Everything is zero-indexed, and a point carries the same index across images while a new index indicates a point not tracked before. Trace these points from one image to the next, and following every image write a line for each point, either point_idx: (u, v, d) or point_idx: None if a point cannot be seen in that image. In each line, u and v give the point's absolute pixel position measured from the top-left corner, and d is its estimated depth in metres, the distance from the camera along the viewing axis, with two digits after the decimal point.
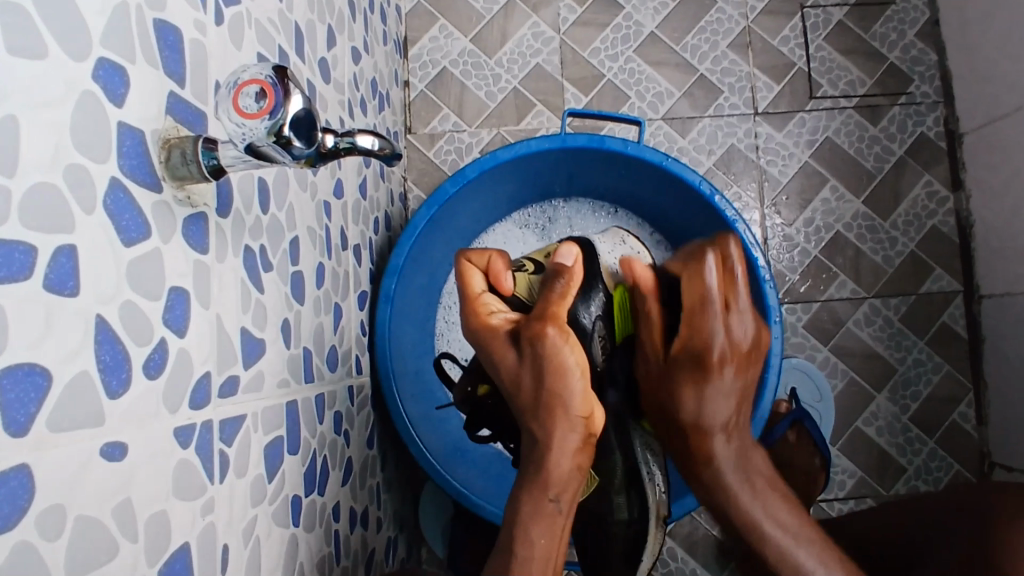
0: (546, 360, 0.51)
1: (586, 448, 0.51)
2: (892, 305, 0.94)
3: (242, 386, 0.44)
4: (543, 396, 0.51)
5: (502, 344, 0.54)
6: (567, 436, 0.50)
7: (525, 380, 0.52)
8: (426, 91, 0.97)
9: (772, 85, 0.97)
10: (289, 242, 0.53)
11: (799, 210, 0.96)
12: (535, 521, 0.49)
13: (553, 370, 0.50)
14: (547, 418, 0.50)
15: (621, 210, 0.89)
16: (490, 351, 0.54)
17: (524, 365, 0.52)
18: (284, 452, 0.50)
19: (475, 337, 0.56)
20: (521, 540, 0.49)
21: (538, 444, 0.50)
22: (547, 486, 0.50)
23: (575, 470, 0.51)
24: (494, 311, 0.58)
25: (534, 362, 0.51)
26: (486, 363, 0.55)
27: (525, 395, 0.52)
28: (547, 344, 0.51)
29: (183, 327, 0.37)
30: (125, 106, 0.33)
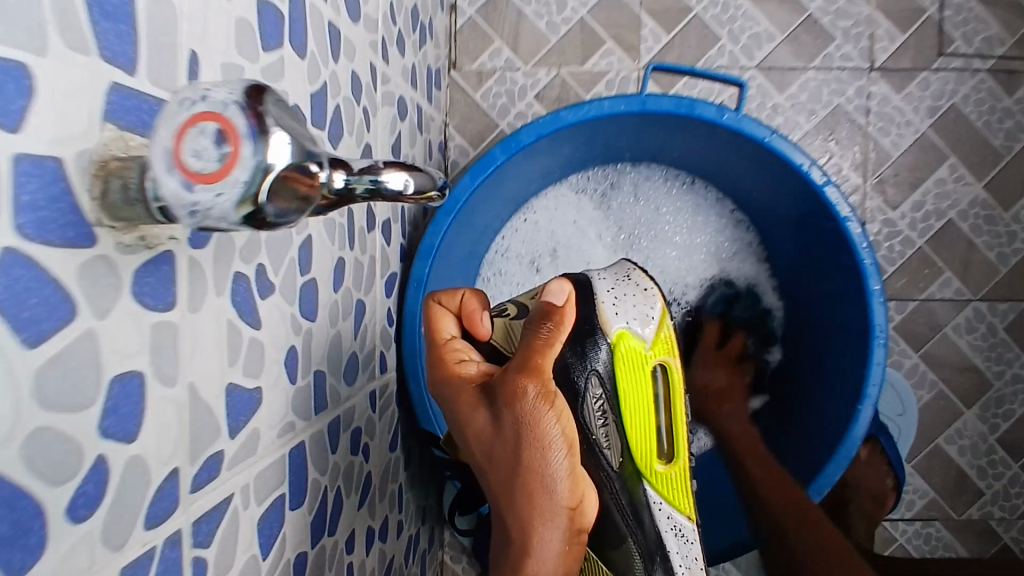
0: (524, 432, 0.37)
1: (573, 546, 0.38)
2: (999, 311, 0.81)
3: (227, 460, 0.34)
4: (517, 477, 0.37)
5: (467, 399, 0.39)
6: (549, 534, 0.37)
7: (497, 454, 0.38)
8: (476, 17, 0.81)
9: (895, 34, 0.79)
10: (299, 247, 0.42)
11: (908, 191, 0.80)
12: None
13: (533, 444, 0.37)
14: (517, 509, 0.37)
15: (698, 181, 0.75)
16: (456, 405, 0.39)
17: (496, 432, 0.37)
18: (286, 511, 0.41)
19: (436, 389, 0.41)
20: None
21: (510, 542, 0.37)
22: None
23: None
24: (465, 358, 0.42)
25: (510, 433, 0.37)
26: (450, 421, 0.41)
27: (496, 472, 0.38)
28: (524, 410, 0.36)
29: (134, 429, 0.27)
30: (26, 129, 0.21)
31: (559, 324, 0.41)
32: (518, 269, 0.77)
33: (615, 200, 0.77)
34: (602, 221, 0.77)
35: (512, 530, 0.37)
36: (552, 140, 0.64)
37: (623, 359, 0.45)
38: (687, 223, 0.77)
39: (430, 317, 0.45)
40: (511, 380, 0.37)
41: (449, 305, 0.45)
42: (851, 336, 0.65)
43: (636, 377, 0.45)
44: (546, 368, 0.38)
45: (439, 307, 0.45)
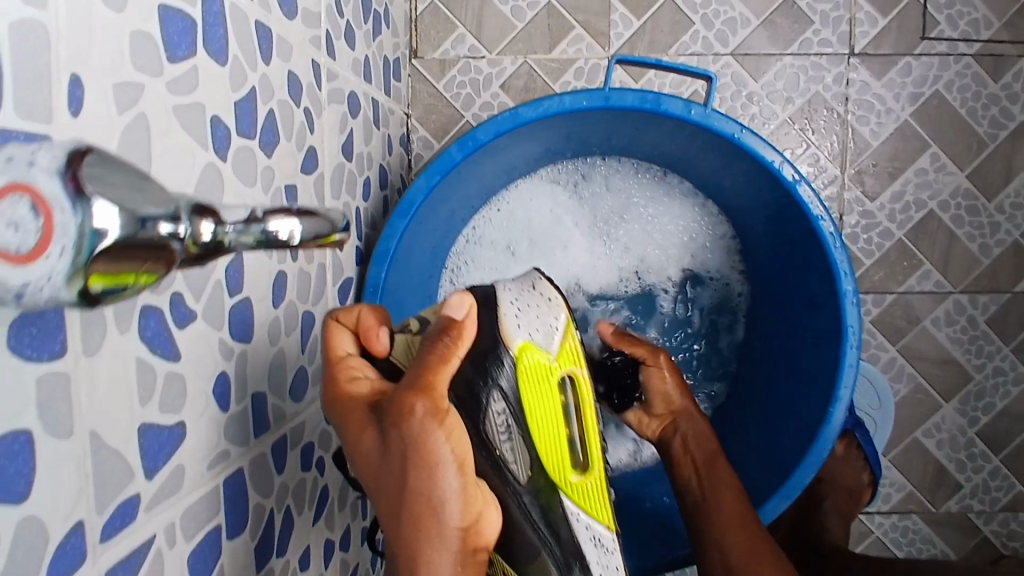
0: (411, 454, 0.32)
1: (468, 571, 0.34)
2: (980, 303, 0.79)
3: (146, 503, 0.32)
4: (403, 502, 0.32)
5: (356, 420, 0.34)
6: (441, 562, 0.33)
7: (384, 477, 0.33)
8: (438, 2, 0.78)
9: (876, 18, 0.76)
10: (227, 267, 0.39)
11: (887, 181, 0.78)
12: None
13: (419, 466, 0.32)
14: (405, 536, 0.32)
15: (670, 174, 0.73)
16: (346, 426, 0.35)
17: (383, 455, 0.33)
18: (223, 543, 0.39)
19: (326, 406, 0.36)
20: None
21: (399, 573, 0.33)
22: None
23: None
24: (357, 374, 0.37)
25: (396, 455, 0.32)
26: (343, 443, 0.36)
27: (384, 495, 0.33)
28: (409, 431, 0.32)
29: (24, 489, 0.25)
30: None
31: (460, 336, 0.35)
32: (483, 262, 0.73)
33: (585, 192, 0.74)
34: (572, 213, 0.75)
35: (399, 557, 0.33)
36: (513, 137, 0.61)
37: (529, 371, 0.40)
38: (661, 218, 0.75)
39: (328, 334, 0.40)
40: (398, 398, 0.32)
41: (347, 321, 0.40)
42: (822, 337, 0.63)
43: (542, 389, 0.41)
44: (440, 381, 0.33)
45: (334, 322, 0.40)
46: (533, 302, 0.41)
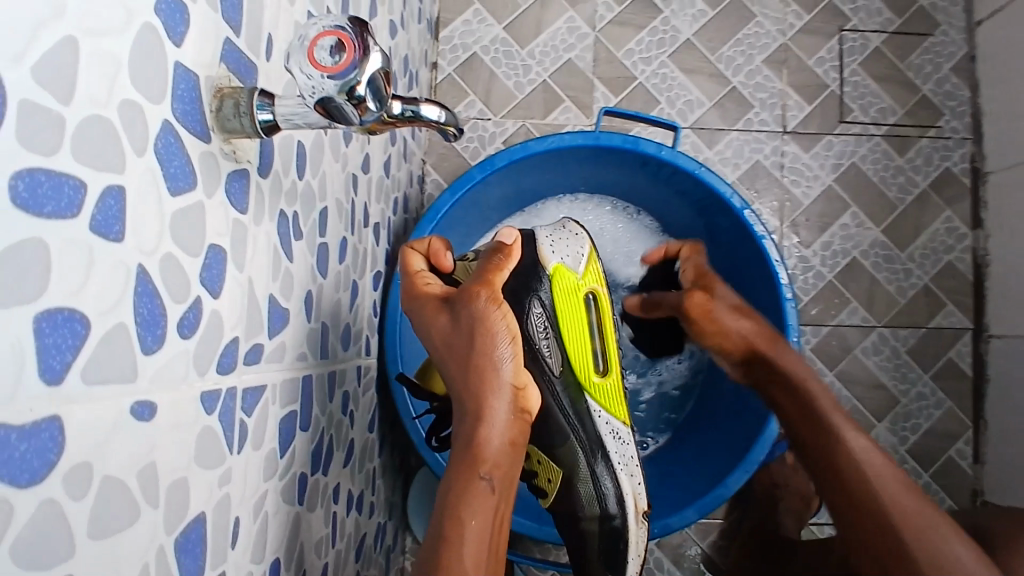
0: (478, 326, 0.51)
1: (516, 422, 0.52)
2: (900, 336, 0.94)
3: (265, 355, 0.42)
4: (472, 361, 0.51)
5: (433, 309, 0.54)
6: (498, 408, 0.51)
7: (456, 347, 0.52)
8: (454, 75, 0.95)
9: (803, 105, 0.96)
10: (319, 211, 0.51)
11: (818, 233, 0.95)
12: (465, 496, 0.49)
13: (484, 336, 0.51)
14: (473, 384, 0.51)
15: (644, 215, 0.88)
16: (424, 315, 0.54)
17: (455, 330, 0.52)
18: (296, 429, 0.48)
19: (410, 306, 0.56)
20: (453, 517, 0.48)
21: (467, 416, 0.51)
22: (477, 463, 0.49)
23: (506, 446, 0.51)
24: (432, 283, 0.57)
25: (466, 327, 0.51)
26: (420, 330, 0.55)
27: (454, 360, 0.52)
28: (478, 309, 0.51)
29: (218, 288, 0.35)
30: (182, 46, 0.31)
31: (506, 256, 0.57)
32: None
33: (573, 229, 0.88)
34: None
35: (469, 403, 0.51)
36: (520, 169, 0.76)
37: (562, 291, 0.65)
38: (634, 251, 0.88)
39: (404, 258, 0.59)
40: (468, 293, 0.52)
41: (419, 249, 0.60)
42: None
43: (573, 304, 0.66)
44: (493, 284, 0.54)
45: (412, 250, 0.60)
46: (565, 240, 0.67)
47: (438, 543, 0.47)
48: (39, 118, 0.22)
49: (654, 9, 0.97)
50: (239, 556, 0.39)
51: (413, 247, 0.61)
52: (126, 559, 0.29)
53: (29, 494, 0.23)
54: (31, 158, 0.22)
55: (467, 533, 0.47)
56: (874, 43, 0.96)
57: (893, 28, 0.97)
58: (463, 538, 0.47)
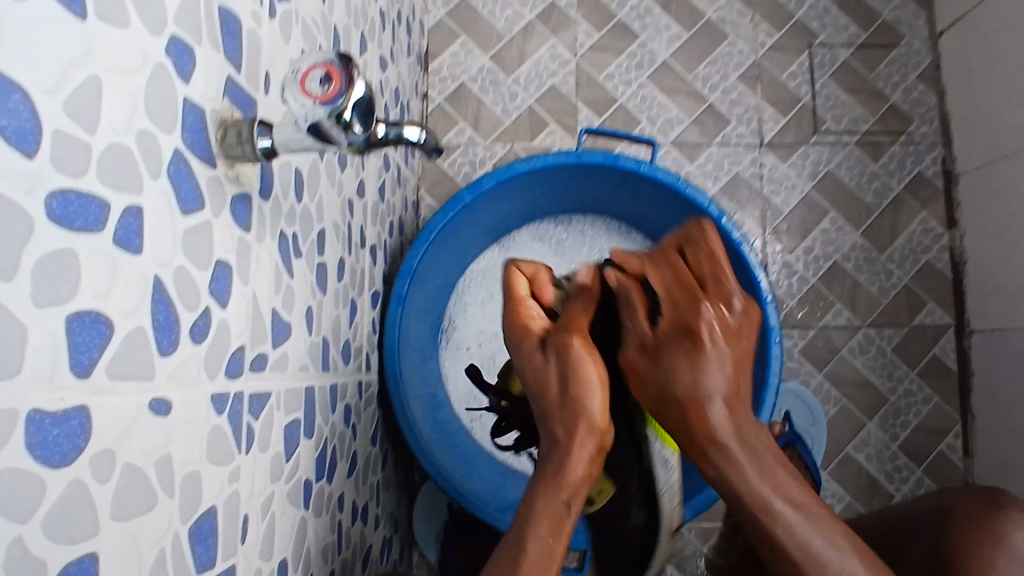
0: (574, 368, 0.54)
1: (597, 459, 0.53)
2: (885, 335, 0.97)
3: (270, 364, 0.45)
4: (566, 400, 0.53)
5: (533, 347, 0.58)
6: (584, 446, 0.52)
7: (551, 383, 0.55)
8: (444, 104, 1.00)
9: (778, 118, 1.00)
10: (317, 232, 0.55)
11: (799, 239, 0.98)
12: (541, 513, 0.50)
13: (578, 380, 0.54)
14: (567, 418, 0.53)
15: (634, 232, 0.92)
16: (523, 349, 0.58)
17: (548, 368, 0.55)
18: (300, 435, 0.51)
19: (512, 334, 0.60)
20: (518, 537, 0.48)
21: (557, 443, 0.53)
22: (561, 489, 0.51)
23: (586, 477, 0.52)
24: (535, 315, 0.61)
25: (564, 362, 0.55)
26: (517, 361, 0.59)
27: (548, 395, 0.55)
28: (576, 351, 0.55)
29: (225, 298, 0.38)
30: (191, 83, 0.35)
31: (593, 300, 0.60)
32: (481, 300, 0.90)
33: (564, 246, 0.92)
34: (556, 262, 0.91)
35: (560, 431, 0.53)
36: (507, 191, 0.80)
37: None
38: None
39: (509, 278, 0.64)
40: (563, 337, 0.56)
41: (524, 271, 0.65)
42: None
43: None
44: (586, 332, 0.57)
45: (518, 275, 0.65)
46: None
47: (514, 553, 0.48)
48: (70, 144, 0.26)
49: (632, 33, 1.02)
50: (249, 551, 0.41)
51: (520, 268, 0.65)
52: (145, 543, 0.31)
53: (61, 474, 0.26)
54: (64, 179, 0.26)
55: (535, 547, 0.48)
56: (842, 56, 1.01)
57: (859, 42, 1.02)
58: (530, 550, 0.48)
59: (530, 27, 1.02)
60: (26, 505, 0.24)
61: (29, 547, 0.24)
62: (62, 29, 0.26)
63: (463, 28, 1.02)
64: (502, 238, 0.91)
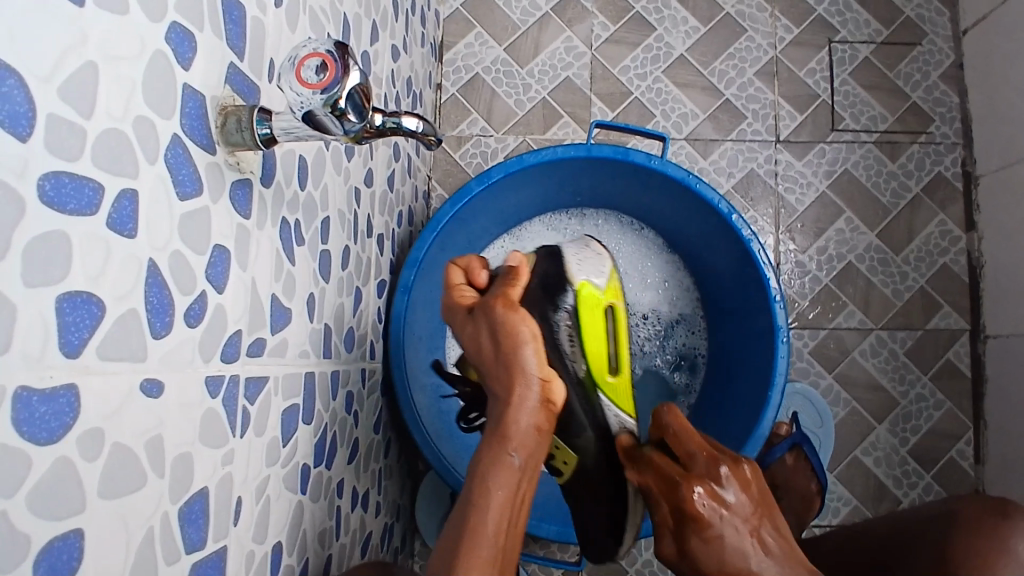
0: (502, 325, 0.53)
1: (544, 411, 0.53)
2: (898, 338, 0.95)
3: (268, 349, 0.45)
4: (501, 358, 0.53)
5: (465, 317, 0.57)
6: (524, 402, 0.52)
7: (484, 343, 0.55)
8: (457, 95, 1.00)
9: (795, 115, 0.99)
10: (321, 220, 0.55)
11: (813, 238, 0.97)
12: (492, 469, 0.51)
13: (506, 335, 0.53)
14: (505, 375, 0.53)
15: (646, 229, 0.91)
16: (457, 324, 0.58)
17: (478, 330, 0.55)
18: (299, 421, 0.52)
19: (449, 314, 0.59)
20: (479, 489, 0.51)
21: (498, 401, 0.54)
22: (506, 441, 0.52)
23: (532, 430, 0.52)
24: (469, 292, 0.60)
25: (494, 322, 0.54)
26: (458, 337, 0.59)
27: (486, 356, 0.55)
28: (507, 311, 0.53)
29: (223, 283, 0.39)
30: (191, 69, 0.35)
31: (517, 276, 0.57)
32: None
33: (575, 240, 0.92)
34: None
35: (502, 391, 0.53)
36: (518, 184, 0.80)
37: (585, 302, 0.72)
38: (638, 263, 0.92)
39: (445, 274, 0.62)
40: (490, 302, 0.55)
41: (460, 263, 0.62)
42: (761, 340, 0.79)
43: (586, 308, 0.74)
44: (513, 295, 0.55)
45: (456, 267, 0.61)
46: (590, 259, 0.75)
47: (467, 513, 0.50)
48: (64, 129, 0.27)
49: (649, 27, 1.01)
50: (241, 533, 0.42)
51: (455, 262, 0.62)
52: (133, 522, 0.32)
53: (48, 450, 0.26)
54: (57, 163, 0.26)
55: (492, 502, 0.50)
56: (863, 53, 0.99)
57: (881, 39, 1.00)
58: (488, 505, 0.50)
59: (546, 18, 1.01)
60: (11, 480, 0.25)
61: (13, 522, 0.25)
62: (58, 14, 0.26)
63: (478, 19, 1.01)
64: (512, 230, 0.91)
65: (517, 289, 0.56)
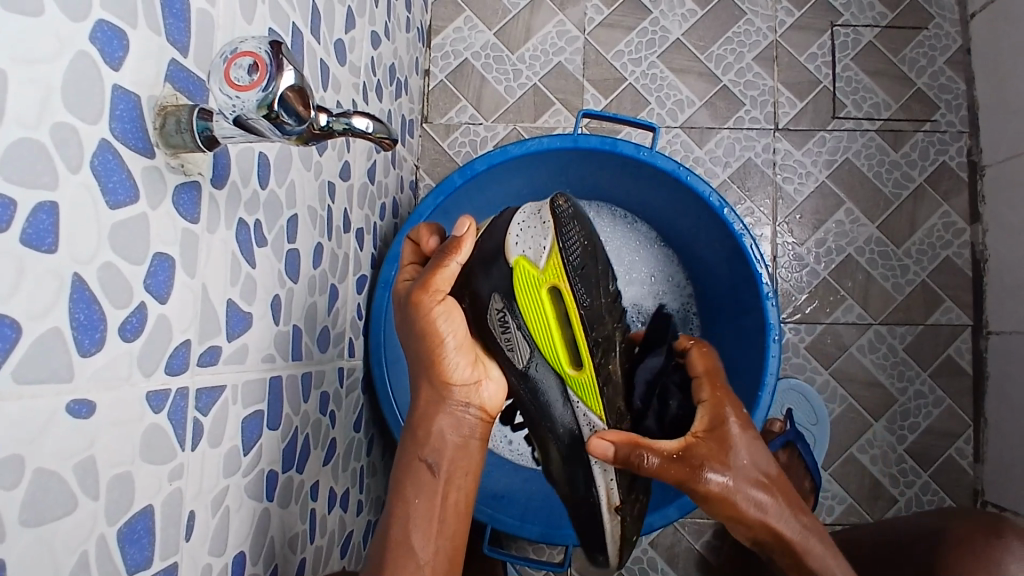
0: (421, 319, 0.53)
1: (466, 416, 0.56)
2: (898, 333, 0.92)
3: (224, 356, 0.44)
4: (423, 359, 0.55)
5: (398, 299, 0.58)
6: (440, 411, 0.55)
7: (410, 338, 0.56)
8: (446, 81, 0.97)
9: (794, 102, 0.95)
10: (287, 219, 0.53)
11: (812, 230, 0.94)
12: (413, 477, 0.55)
13: (425, 338, 0.54)
14: (422, 381, 0.56)
15: (639, 222, 0.88)
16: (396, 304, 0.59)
17: (403, 323, 0.56)
18: (263, 427, 0.50)
19: None
20: (398, 498, 0.55)
21: (417, 404, 0.56)
22: (422, 447, 0.55)
23: (450, 435, 0.56)
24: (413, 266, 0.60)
25: (413, 325, 0.54)
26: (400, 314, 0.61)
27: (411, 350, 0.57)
28: (418, 306, 0.53)
29: (165, 294, 0.37)
30: (121, 70, 0.33)
31: (449, 256, 0.53)
32: None
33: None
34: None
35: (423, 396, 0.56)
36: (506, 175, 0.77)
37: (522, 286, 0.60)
38: (629, 257, 0.89)
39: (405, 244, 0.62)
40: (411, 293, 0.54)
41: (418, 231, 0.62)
42: (753, 338, 0.77)
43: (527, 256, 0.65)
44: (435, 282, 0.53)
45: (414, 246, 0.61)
46: (534, 229, 0.60)
47: (392, 521, 0.54)
48: None
49: (644, 10, 0.97)
50: (194, 549, 0.41)
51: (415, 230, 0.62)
52: (64, 548, 0.31)
53: None
54: None
55: (409, 512, 0.54)
56: (867, 37, 0.96)
57: (886, 22, 0.96)
58: (407, 517, 0.54)
59: (538, 2, 0.98)
60: None
61: None
62: None
63: (467, 2, 0.98)
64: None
65: (448, 268, 0.53)
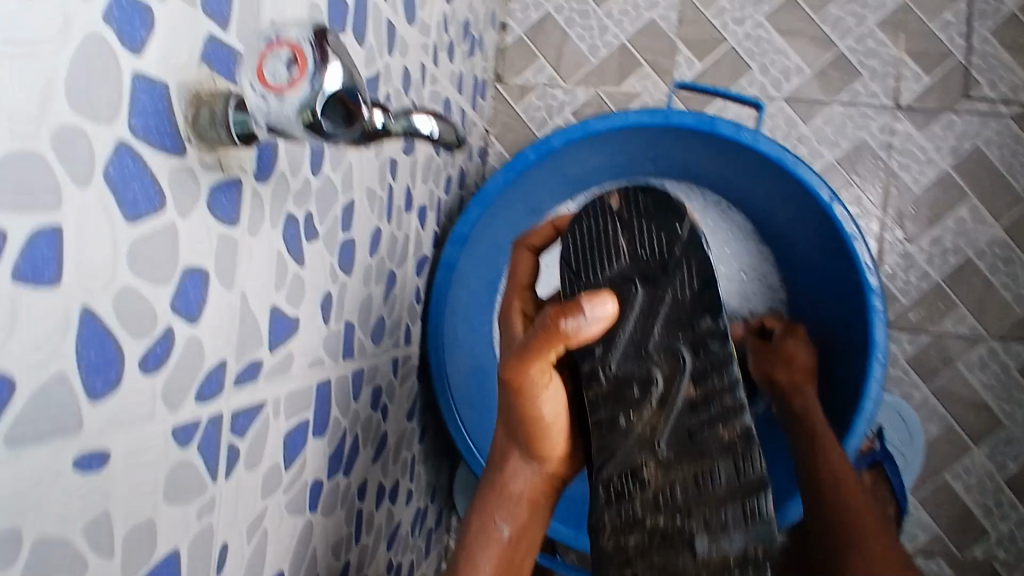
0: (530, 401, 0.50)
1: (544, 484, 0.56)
2: (1012, 351, 0.83)
3: (265, 371, 0.39)
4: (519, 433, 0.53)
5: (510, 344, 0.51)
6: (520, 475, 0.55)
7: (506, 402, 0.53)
8: (524, 37, 0.88)
9: (920, 77, 0.83)
10: (342, 207, 0.47)
11: (926, 226, 0.83)
12: (481, 541, 0.54)
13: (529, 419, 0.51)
14: (509, 448, 0.55)
15: (734, 211, 0.79)
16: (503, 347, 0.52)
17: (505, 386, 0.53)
18: (308, 437, 0.46)
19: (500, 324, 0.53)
20: (466, 560, 0.53)
21: (496, 465, 0.56)
22: (499, 511, 0.55)
23: (526, 500, 0.56)
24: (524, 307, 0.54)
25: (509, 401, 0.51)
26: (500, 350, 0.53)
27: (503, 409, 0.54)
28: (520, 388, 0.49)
29: (196, 313, 0.32)
30: (145, 53, 0.27)
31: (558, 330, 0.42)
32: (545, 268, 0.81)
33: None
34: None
35: (507, 466, 0.55)
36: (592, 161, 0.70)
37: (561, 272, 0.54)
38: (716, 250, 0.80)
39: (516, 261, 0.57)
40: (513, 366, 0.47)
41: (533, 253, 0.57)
42: (853, 354, 0.69)
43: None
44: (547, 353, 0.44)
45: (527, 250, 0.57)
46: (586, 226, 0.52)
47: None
48: None
49: None
50: None
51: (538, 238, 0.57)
52: None
53: None
54: None
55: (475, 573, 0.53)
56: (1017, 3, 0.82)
57: None
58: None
59: None
60: None
61: None
62: None
63: None
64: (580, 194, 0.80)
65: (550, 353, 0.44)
